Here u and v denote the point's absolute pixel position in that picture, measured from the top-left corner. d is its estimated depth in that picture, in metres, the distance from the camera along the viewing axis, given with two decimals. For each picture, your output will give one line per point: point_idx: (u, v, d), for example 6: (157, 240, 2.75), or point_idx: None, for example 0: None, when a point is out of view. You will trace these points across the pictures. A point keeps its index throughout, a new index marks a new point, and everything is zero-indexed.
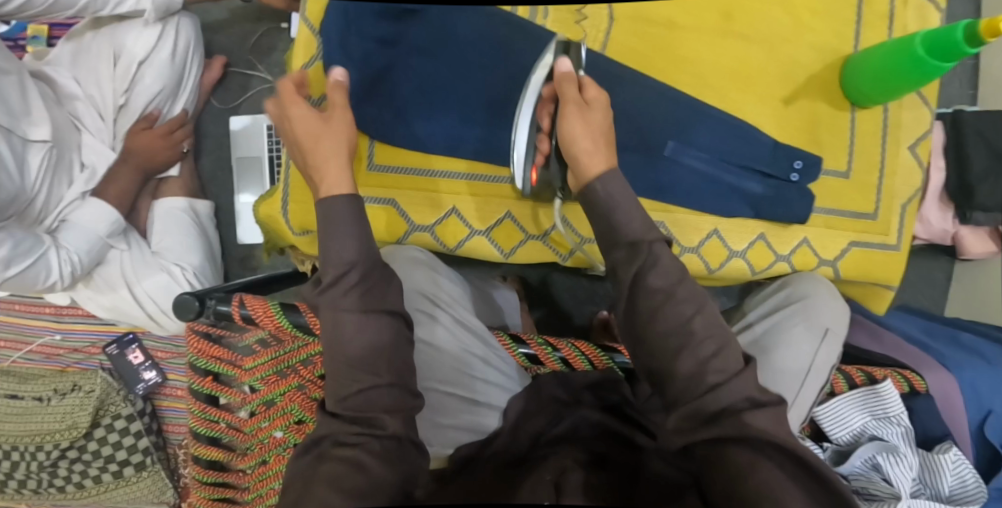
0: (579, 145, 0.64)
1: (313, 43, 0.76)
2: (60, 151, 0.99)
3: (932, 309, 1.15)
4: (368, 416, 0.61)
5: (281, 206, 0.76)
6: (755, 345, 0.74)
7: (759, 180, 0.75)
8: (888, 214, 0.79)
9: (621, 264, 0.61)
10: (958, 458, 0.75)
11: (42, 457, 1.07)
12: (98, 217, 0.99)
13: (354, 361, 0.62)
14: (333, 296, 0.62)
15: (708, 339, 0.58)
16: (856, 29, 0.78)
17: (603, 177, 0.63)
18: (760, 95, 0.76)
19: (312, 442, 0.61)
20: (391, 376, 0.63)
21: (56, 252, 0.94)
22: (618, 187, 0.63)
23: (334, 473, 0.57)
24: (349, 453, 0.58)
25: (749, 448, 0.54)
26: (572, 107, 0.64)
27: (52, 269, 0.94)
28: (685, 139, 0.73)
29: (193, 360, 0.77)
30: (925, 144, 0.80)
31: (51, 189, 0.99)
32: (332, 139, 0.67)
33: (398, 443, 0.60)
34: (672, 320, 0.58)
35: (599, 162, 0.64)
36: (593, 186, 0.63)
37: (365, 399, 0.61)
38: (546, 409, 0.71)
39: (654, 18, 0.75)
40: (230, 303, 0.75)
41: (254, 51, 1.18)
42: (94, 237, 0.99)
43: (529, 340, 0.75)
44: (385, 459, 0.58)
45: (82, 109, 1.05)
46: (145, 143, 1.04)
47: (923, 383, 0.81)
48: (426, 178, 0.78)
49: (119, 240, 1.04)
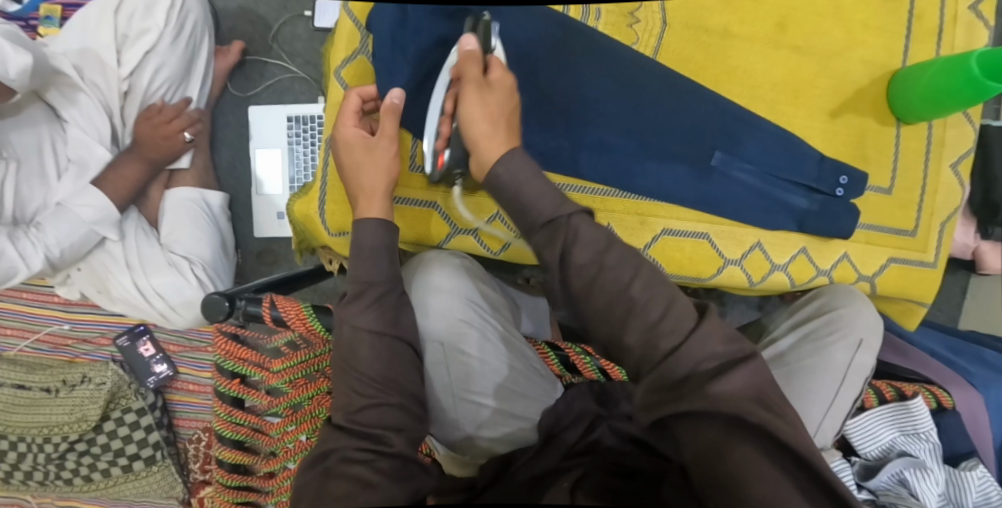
0: (480, 128, 0.61)
1: (357, 36, 0.74)
2: (21, 164, 0.97)
3: (947, 323, 1.15)
4: (377, 433, 0.60)
5: (319, 207, 0.75)
6: (780, 356, 0.74)
7: (804, 194, 0.75)
8: (927, 232, 0.80)
9: (543, 248, 0.57)
10: (985, 476, 0.75)
11: (49, 449, 1.05)
12: (86, 204, 0.97)
13: (386, 377, 0.62)
14: (353, 310, 0.62)
15: (650, 301, 0.52)
16: (906, 43, 0.78)
17: (503, 160, 0.60)
18: (809, 109, 0.76)
19: (319, 456, 0.59)
20: (401, 397, 0.62)
21: (15, 246, 0.92)
22: (524, 172, 0.59)
23: (343, 491, 0.55)
24: (358, 470, 0.57)
25: (729, 436, 0.46)
26: (470, 88, 0.62)
27: (10, 260, 0.91)
28: (732, 150, 0.73)
29: (220, 362, 0.75)
30: (966, 163, 0.81)
31: (18, 193, 0.97)
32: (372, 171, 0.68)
33: (402, 462, 0.59)
34: (606, 290, 0.53)
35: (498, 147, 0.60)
36: (494, 171, 0.60)
37: (375, 415, 0.61)
38: (576, 421, 0.70)
39: (708, 26, 0.74)
40: (260, 304, 0.71)
41: (276, 38, 1.13)
42: (77, 223, 0.96)
43: (567, 347, 0.78)
44: (392, 477, 0.57)
45: (86, 100, 1.00)
46: (147, 135, 1.01)
47: (951, 398, 0.81)
48: (433, 177, 0.77)
49: (108, 229, 0.99)
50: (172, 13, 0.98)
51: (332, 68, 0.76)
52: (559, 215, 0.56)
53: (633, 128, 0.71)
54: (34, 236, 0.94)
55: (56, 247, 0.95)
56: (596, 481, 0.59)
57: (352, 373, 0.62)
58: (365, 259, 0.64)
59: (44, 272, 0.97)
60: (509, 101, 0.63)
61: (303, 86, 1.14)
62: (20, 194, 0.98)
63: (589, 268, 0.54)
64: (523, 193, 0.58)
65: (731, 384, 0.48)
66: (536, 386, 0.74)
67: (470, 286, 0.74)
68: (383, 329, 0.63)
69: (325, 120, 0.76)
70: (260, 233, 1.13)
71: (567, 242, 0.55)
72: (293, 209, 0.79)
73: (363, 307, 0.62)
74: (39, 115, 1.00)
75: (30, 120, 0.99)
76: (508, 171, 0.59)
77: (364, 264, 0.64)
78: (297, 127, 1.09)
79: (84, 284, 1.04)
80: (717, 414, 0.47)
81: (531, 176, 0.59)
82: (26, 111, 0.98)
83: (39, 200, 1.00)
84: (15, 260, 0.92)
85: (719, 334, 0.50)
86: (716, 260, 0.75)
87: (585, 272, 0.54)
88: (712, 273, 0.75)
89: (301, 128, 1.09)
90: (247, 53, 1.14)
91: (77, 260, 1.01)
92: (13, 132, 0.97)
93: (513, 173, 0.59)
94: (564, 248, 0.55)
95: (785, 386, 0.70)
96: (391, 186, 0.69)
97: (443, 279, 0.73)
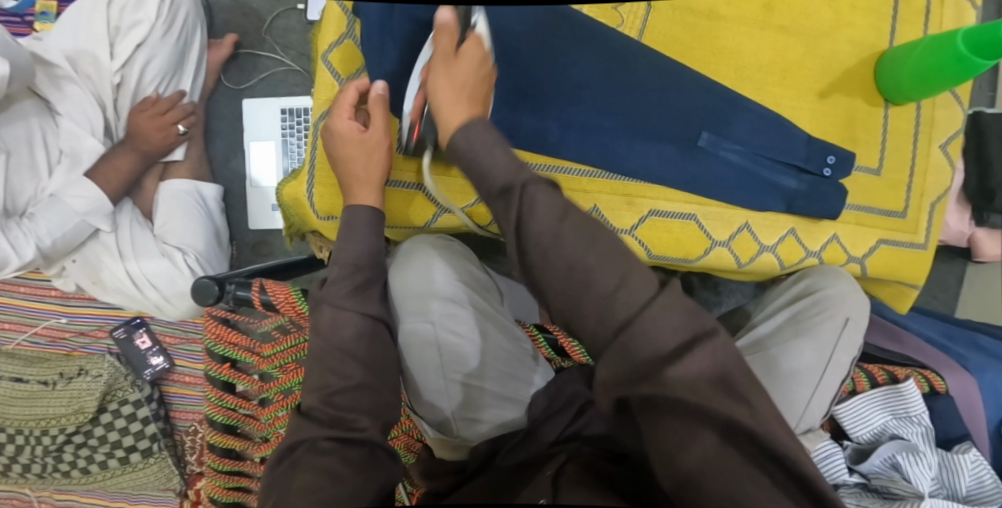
0: (450, 94, 0.60)
1: (345, 21, 0.75)
2: (12, 155, 0.97)
3: (944, 312, 1.13)
4: (346, 418, 0.61)
5: (307, 188, 0.76)
6: (756, 342, 0.73)
7: (794, 174, 0.75)
8: (917, 214, 0.80)
9: (500, 216, 0.54)
10: (978, 459, 0.74)
11: (47, 442, 1.05)
12: (78, 195, 0.97)
13: (365, 360, 0.63)
14: (335, 294, 0.63)
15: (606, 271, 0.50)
16: (893, 24, 0.78)
17: (463, 125, 0.58)
18: (796, 89, 0.77)
19: (286, 449, 0.60)
20: (368, 378, 0.63)
21: (10, 236, 0.92)
22: (481, 139, 0.57)
23: (309, 483, 0.56)
24: (325, 462, 0.58)
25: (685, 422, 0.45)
26: (438, 60, 0.61)
27: (3, 250, 0.90)
28: (720, 131, 0.73)
29: (210, 346, 0.75)
30: (954, 144, 0.81)
31: (9, 185, 0.97)
32: (366, 161, 0.69)
33: (370, 451, 0.60)
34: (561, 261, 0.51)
35: (460, 112, 0.59)
36: (453, 136, 0.58)
37: (351, 399, 0.62)
38: (567, 407, 0.69)
39: (695, 8, 0.75)
40: (250, 288, 0.71)
41: (269, 31, 1.14)
42: (69, 214, 0.97)
43: (555, 330, 0.77)
44: (358, 468, 0.58)
45: (78, 92, 1.01)
46: (140, 127, 1.01)
47: (943, 383, 0.81)
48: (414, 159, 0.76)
49: (99, 220, 1.00)
50: (164, 4, 0.99)
51: (320, 52, 0.76)
52: (514, 184, 0.54)
53: (619, 107, 0.71)
54: (27, 228, 0.94)
55: (48, 236, 0.95)
56: (578, 466, 0.59)
57: (330, 353, 0.63)
58: (351, 244, 0.66)
59: (35, 264, 0.97)
60: (480, 72, 0.62)
61: (296, 78, 1.14)
62: (12, 186, 0.97)
63: (544, 238, 0.51)
64: (481, 159, 0.56)
65: (688, 370, 0.46)
66: (527, 368, 0.74)
67: (457, 270, 0.74)
68: (364, 308, 0.64)
69: (315, 105, 0.77)
70: (255, 224, 1.13)
71: (523, 210, 0.53)
72: (284, 192, 0.79)
73: (349, 288, 0.64)
74: (30, 106, 0.99)
75: (23, 114, 0.98)
76: (468, 136, 0.57)
77: (349, 249, 0.65)
78: (292, 119, 1.11)
79: (79, 275, 1.04)
80: (673, 403, 0.45)
81: (486, 140, 0.57)
82: (18, 109, 0.97)
83: (30, 191, 1.00)
84: (8, 251, 0.91)
85: (678, 308, 0.48)
86: (704, 241, 0.75)
87: (541, 241, 0.51)
88: (699, 254, 0.75)
89: (296, 120, 1.10)
90: (240, 46, 1.14)
91: (71, 252, 1.01)
92: (3, 126, 0.96)
93: (469, 139, 0.57)
94: (519, 218, 0.53)
95: (768, 373, 0.69)
96: (385, 176, 0.71)
97: (427, 266, 0.73)
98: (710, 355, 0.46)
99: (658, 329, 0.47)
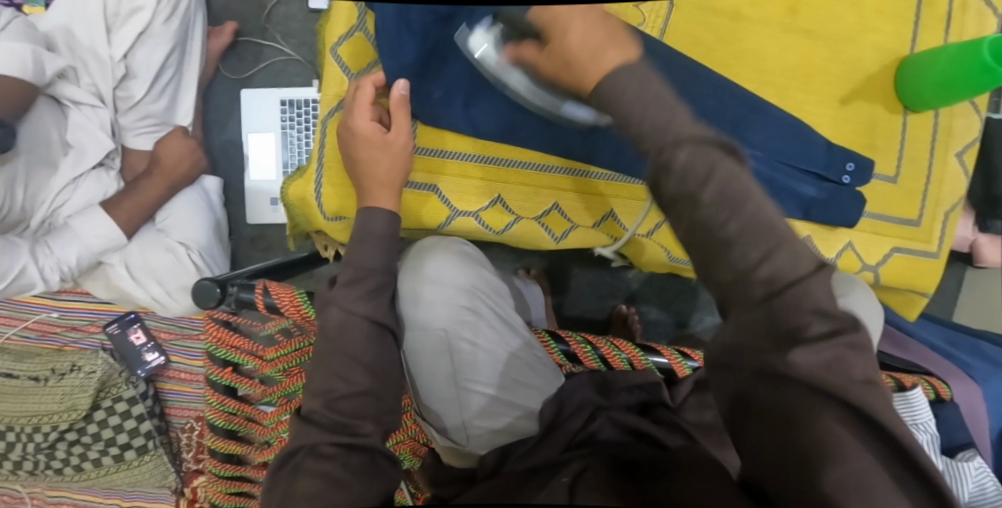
0: (592, 48, 0.49)
1: (355, 12, 0.73)
2: (28, 154, 0.95)
3: (942, 317, 1.13)
4: (349, 426, 0.59)
5: (315, 188, 0.73)
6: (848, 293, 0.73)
7: (813, 182, 0.74)
8: (931, 223, 0.80)
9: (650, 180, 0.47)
10: (981, 466, 0.71)
11: (39, 439, 1.02)
12: (95, 234, 0.98)
13: (373, 367, 0.61)
14: (347, 296, 0.62)
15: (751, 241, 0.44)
16: (915, 30, 0.77)
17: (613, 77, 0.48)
18: (817, 93, 0.76)
19: (286, 454, 0.59)
20: (372, 383, 0.61)
21: (36, 264, 0.96)
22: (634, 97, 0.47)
23: (310, 490, 0.55)
24: (325, 467, 0.56)
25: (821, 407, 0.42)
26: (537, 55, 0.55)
27: (31, 279, 0.96)
28: (740, 136, 0.71)
29: (211, 350, 0.73)
30: (971, 152, 0.81)
31: (28, 184, 0.97)
32: (387, 162, 0.67)
33: (370, 458, 0.59)
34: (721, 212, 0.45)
35: (612, 62, 0.49)
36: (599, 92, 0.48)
37: (354, 405, 0.60)
38: (579, 412, 0.67)
39: (718, 8, 0.73)
40: (253, 290, 0.68)
41: (269, 19, 1.11)
42: (84, 250, 0.98)
43: (568, 336, 0.75)
44: (359, 474, 0.57)
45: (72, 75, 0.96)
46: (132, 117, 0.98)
47: (949, 391, 0.79)
48: (433, 157, 0.74)
49: (110, 255, 1.01)
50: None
51: (329, 46, 0.74)
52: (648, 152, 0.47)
53: None
54: (53, 257, 0.97)
55: (69, 267, 0.98)
56: (598, 474, 0.56)
57: (338, 356, 0.61)
58: (361, 247, 0.64)
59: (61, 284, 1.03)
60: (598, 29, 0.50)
61: (298, 68, 1.11)
62: (33, 185, 0.98)
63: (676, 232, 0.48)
64: (633, 112, 0.47)
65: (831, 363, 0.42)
66: (539, 375, 0.72)
67: (473, 274, 0.73)
68: (375, 312, 0.62)
69: (324, 101, 0.75)
70: (255, 219, 1.11)
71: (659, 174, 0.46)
72: (288, 192, 0.77)
73: (359, 293, 0.62)
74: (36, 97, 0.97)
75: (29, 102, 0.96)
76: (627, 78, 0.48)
77: (360, 252, 0.64)
78: (291, 110, 1.08)
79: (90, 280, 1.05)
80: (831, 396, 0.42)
81: (645, 94, 0.47)
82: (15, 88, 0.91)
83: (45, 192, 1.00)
84: (35, 278, 0.96)
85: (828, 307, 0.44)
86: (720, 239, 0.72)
87: None
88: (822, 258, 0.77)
89: (296, 112, 1.08)
90: (239, 34, 1.11)
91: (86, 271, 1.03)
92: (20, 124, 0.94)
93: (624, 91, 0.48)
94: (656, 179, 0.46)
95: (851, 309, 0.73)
96: (404, 179, 0.69)
97: (444, 267, 0.71)
98: (839, 349, 0.42)
99: (793, 275, 0.43)
